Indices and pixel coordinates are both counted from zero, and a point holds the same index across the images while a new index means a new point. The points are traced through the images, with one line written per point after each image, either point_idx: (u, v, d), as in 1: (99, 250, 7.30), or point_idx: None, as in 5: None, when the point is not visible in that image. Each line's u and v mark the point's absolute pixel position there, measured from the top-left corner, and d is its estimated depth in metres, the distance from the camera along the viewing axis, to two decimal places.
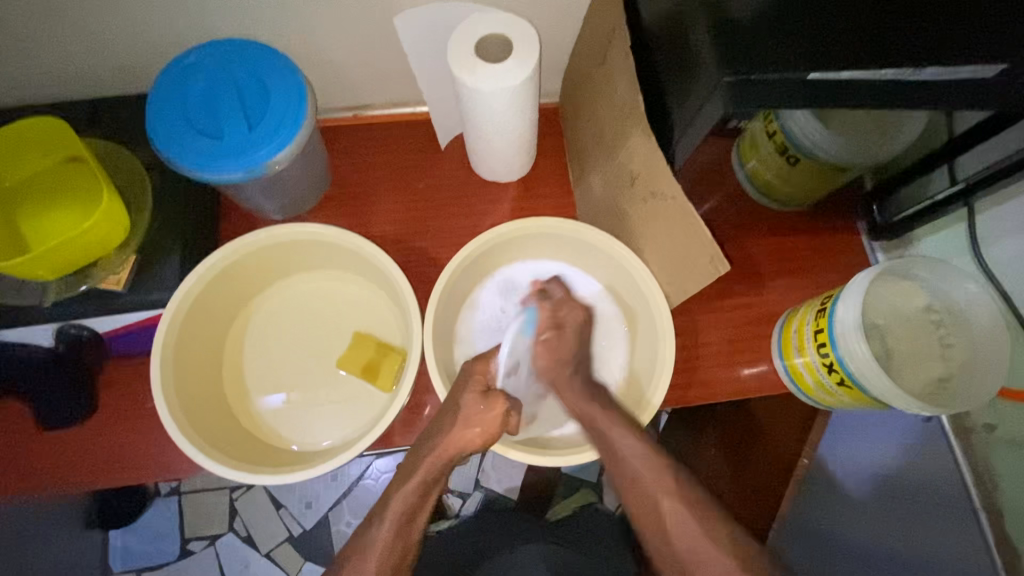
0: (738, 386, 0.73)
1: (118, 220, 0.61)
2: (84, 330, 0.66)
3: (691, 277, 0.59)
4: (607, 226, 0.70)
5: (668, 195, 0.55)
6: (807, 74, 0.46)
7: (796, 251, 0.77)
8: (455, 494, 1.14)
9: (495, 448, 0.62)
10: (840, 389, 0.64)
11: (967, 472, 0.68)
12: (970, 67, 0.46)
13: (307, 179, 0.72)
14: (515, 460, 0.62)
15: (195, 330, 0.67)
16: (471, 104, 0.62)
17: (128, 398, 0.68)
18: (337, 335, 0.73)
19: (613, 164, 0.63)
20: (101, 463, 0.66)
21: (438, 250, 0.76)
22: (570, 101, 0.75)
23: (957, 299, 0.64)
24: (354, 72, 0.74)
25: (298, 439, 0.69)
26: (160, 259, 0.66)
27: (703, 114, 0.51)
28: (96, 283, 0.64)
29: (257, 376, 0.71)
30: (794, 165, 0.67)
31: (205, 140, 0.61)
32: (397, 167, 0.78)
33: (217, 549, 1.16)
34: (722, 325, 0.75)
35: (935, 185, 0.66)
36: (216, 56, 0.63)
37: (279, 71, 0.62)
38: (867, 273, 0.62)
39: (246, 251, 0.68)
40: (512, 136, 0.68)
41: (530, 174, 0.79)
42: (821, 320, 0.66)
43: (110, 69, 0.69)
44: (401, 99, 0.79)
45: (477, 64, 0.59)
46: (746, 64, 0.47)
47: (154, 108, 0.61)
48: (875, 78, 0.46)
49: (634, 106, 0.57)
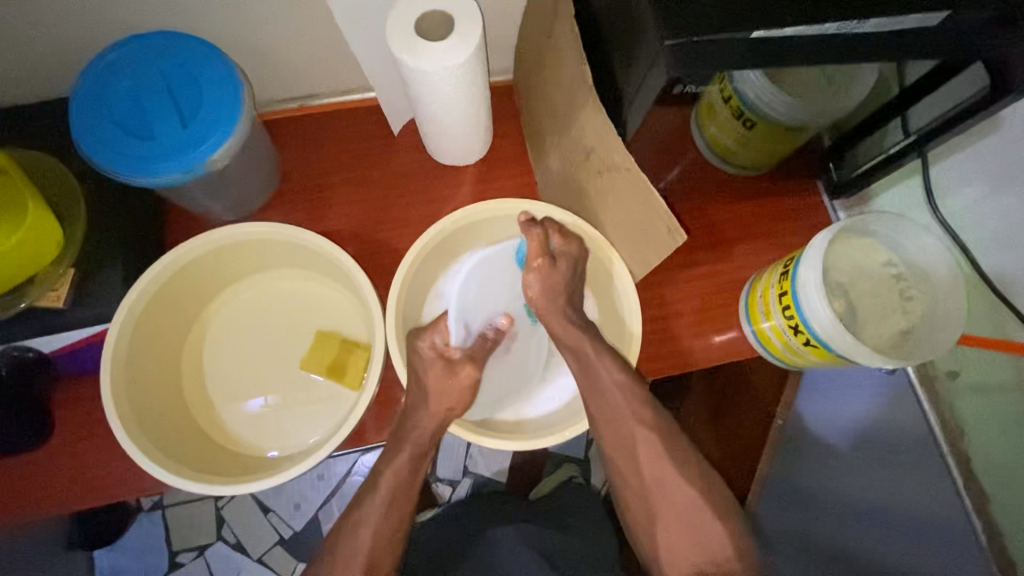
0: (709, 353, 0.73)
1: (51, 234, 0.58)
2: (30, 351, 0.63)
3: (652, 249, 0.59)
4: (568, 203, 0.69)
5: (623, 167, 0.54)
6: (751, 33, 0.45)
7: (754, 217, 0.78)
8: (444, 482, 1.13)
9: (481, 439, 0.61)
10: (808, 349, 0.65)
11: (935, 421, 0.70)
12: (913, 16, 0.46)
13: (254, 176, 0.69)
14: (501, 448, 0.61)
15: (147, 343, 0.65)
16: (417, 87, 0.60)
17: (85, 418, 0.65)
18: (299, 334, 0.71)
19: (567, 139, 0.62)
20: (64, 486, 0.63)
21: (400, 240, 0.74)
22: (522, 76, 0.73)
23: (917, 252, 0.65)
24: (295, 61, 0.71)
25: (267, 444, 0.68)
26: (104, 271, 0.63)
27: (650, 80, 0.50)
28: (34, 301, 0.60)
29: (219, 385, 0.69)
30: (749, 129, 0.66)
31: (137, 143, 0.57)
32: (350, 158, 0.76)
33: (207, 559, 1.14)
34: (690, 294, 0.75)
35: (889, 138, 0.65)
36: (141, 52, 0.59)
37: (211, 64, 0.59)
38: (827, 232, 0.62)
39: (194, 256, 0.65)
40: (464, 118, 0.66)
41: (488, 154, 0.77)
42: (785, 282, 0.66)
43: (30, 74, 0.64)
44: (347, 85, 0.76)
45: (417, 43, 0.56)
46: (690, 26, 0.45)
47: (78, 113, 0.58)
48: (819, 32, 0.46)
49: (583, 77, 0.55)
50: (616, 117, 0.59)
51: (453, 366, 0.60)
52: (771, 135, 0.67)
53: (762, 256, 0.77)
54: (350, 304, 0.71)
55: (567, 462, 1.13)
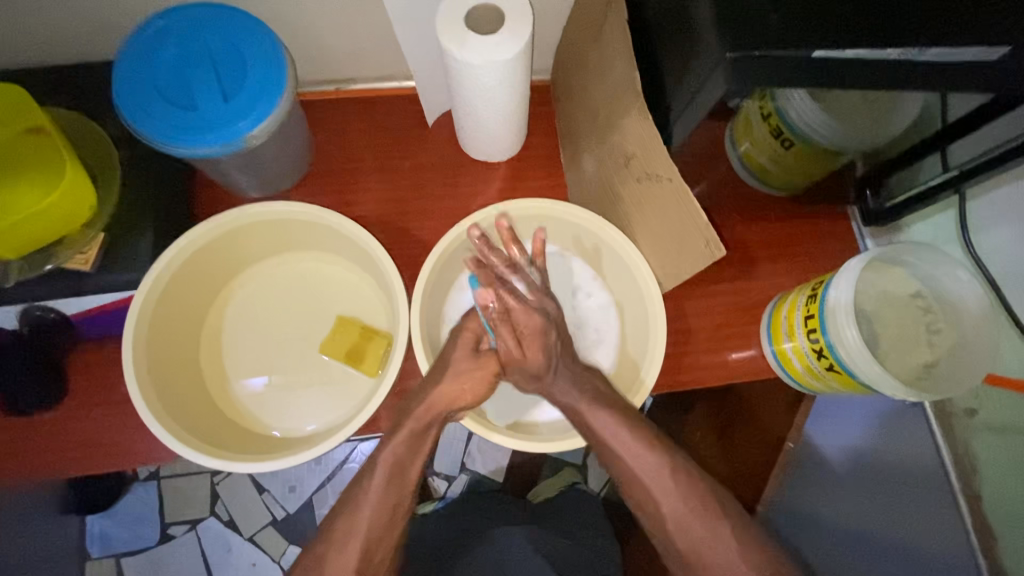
0: (726, 370, 0.73)
1: (83, 198, 0.58)
2: (51, 312, 0.62)
3: (686, 260, 0.58)
4: (599, 207, 0.68)
5: (664, 176, 0.53)
6: (813, 52, 0.44)
7: (784, 236, 0.77)
8: (440, 477, 1.13)
9: (540, 445, 0.61)
10: (830, 374, 0.64)
11: (948, 460, 0.68)
12: (976, 49, 0.45)
13: (287, 155, 0.69)
14: (560, 448, 0.62)
15: (168, 313, 0.64)
16: (460, 78, 0.59)
17: (104, 382, 0.65)
18: (320, 317, 0.70)
19: (607, 144, 0.61)
20: (77, 451, 0.63)
21: (426, 232, 0.73)
22: (562, 77, 0.73)
23: (947, 287, 0.64)
24: (338, 44, 0.70)
25: (280, 424, 0.67)
26: (131, 238, 0.63)
27: (703, 92, 0.49)
28: (62, 262, 0.60)
29: (237, 360, 0.69)
30: (787, 149, 0.65)
31: (175, 111, 0.57)
32: (383, 145, 0.75)
33: (198, 533, 1.14)
34: (712, 310, 0.74)
35: (927, 171, 0.65)
36: (187, 21, 0.59)
37: (257, 40, 0.58)
38: (860, 258, 0.62)
39: (222, 230, 0.65)
40: (502, 114, 0.66)
41: (521, 153, 0.77)
42: (812, 305, 0.65)
43: (75, 35, 0.64)
44: (386, 73, 0.76)
45: (466, 36, 0.56)
46: (753, 40, 0.45)
47: (121, 76, 0.58)
48: (881, 58, 0.45)
49: (631, 83, 0.55)
50: (661, 125, 0.58)
51: (476, 354, 0.61)
52: (809, 156, 0.67)
53: (787, 277, 0.76)
54: (372, 291, 0.71)
55: (565, 466, 1.12)
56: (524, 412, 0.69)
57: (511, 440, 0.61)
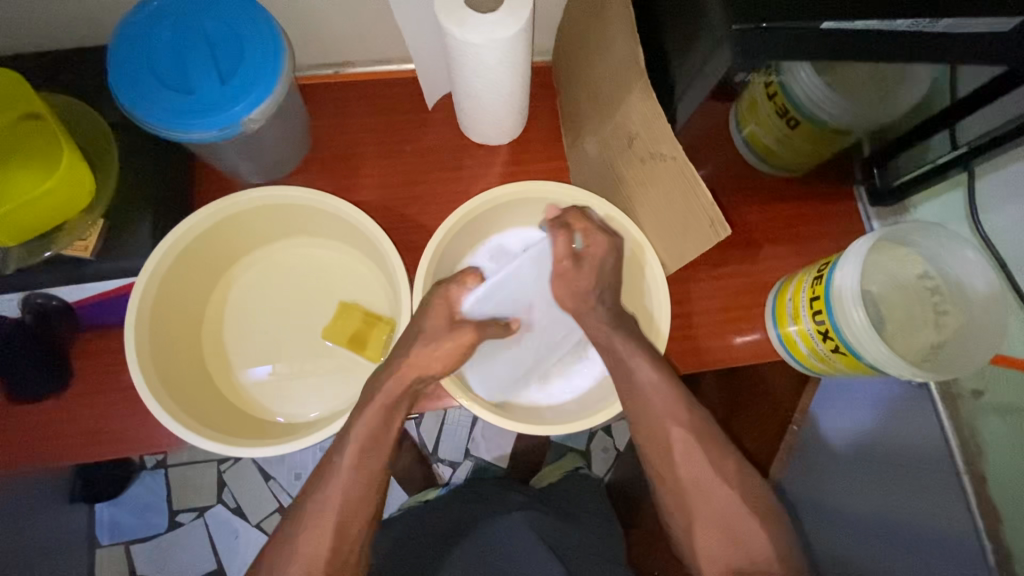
0: (731, 354, 0.72)
1: (81, 184, 0.57)
2: (53, 300, 0.62)
3: (690, 242, 0.57)
4: (602, 190, 0.68)
5: (668, 155, 0.53)
6: (821, 23, 0.43)
7: (789, 218, 0.76)
8: (445, 463, 1.13)
9: (541, 428, 0.61)
10: (836, 355, 0.64)
11: (954, 439, 0.68)
12: (987, 20, 0.44)
13: (286, 140, 0.68)
14: (560, 433, 0.61)
15: (170, 301, 0.64)
16: (459, 58, 0.58)
17: (108, 370, 0.65)
18: (322, 303, 0.70)
19: (610, 124, 0.60)
20: (83, 438, 0.64)
21: (428, 217, 0.73)
22: (564, 58, 0.72)
23: (955, 267, 0.63)
24: (335, 26, 0.69)
25: (285, 411, 0.68)
26: (132, 225, 0.63)
27: (708, 67, 0.48)
28: (62, 249, 0.60)
29: (240, 348, 0.69)
30: (793, 128, 0.64)
31: (172, 95, 0.56)
32: (383, 129, 0.74)
33: (206, 520, 1.15)
34: (716, 293, 0.74)
35: (936, 150, 0.64)
36: (183, 3, 0.58)
37: (253, 21, 0.58)
38: (866, 238, 0.61)
39: (221, 217, 0.64)
40: (503, 95, 0.65)
41: (522, 136, 0.76)
42: (818, 287, 0.64)
43: (70, 20, 0.64)
44: (384, 55, 0.75)
45: (465, 14, 0.55)
46: (758, 12, 0.44)
47: (116, 58, 0.57)
48: (890, 28, 0.44)
49: (634, 61, 0.54)
50: (665, 104, 0.57)
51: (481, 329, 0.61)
52: (816, 136, 0.66)
53: (791, 260, 0.75)
54: (375, 278, 0.71)
55: (570, 452, 1.13)
56: (552, 363, 0.70)
57: (513, 424, 0.61)
